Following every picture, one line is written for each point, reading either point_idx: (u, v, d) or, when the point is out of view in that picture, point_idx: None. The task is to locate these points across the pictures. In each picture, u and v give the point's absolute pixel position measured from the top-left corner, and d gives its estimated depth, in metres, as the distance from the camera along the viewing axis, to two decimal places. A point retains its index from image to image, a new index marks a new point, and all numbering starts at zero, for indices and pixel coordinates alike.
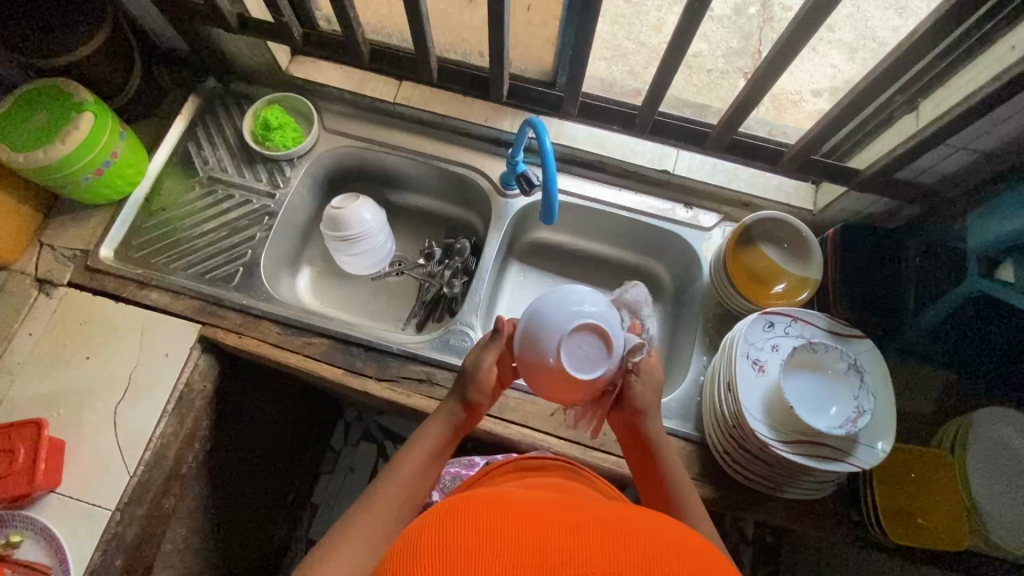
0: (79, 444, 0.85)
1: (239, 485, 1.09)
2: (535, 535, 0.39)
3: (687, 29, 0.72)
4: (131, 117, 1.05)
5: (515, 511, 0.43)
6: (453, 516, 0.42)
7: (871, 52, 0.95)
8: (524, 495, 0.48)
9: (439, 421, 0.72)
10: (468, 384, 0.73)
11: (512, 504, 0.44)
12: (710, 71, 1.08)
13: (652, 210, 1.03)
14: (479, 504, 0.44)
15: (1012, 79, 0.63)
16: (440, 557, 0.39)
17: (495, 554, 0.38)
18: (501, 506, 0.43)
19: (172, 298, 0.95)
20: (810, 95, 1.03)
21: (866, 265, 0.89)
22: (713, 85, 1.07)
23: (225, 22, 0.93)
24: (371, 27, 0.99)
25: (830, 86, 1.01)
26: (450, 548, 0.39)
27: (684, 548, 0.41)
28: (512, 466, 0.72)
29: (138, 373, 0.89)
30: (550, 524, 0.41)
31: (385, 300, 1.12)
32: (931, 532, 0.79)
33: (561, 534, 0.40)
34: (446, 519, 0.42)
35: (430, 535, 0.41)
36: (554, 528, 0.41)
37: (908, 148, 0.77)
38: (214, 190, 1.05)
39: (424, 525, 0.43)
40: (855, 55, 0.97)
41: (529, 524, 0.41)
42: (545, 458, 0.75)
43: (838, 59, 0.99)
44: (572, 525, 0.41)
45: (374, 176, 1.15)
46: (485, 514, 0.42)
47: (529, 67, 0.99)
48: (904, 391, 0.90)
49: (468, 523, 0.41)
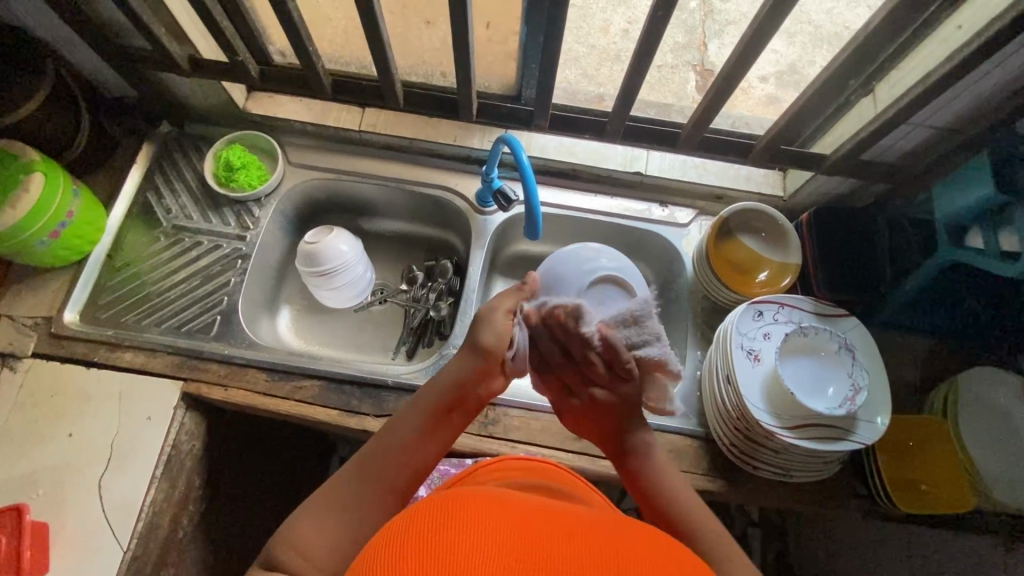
0: (63, 524, 0.80)
1: (242, 541, 1.04)
2: (539, 536, 0.38)
3: (651, 36, 0.73)
4: (84, 171, 1.00)
5: (521, 514, 0.41)
6: (451, 511, 0.40)
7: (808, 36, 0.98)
8: (516, 495, 0.46)
9: (444, 377, 0.67)
10: (482, 329, 0.66)
11: (509, 505, 0.42)
12: (661, 67, 1.08)
13: (629, 212, 1.04)
14: (468, 495, 0.43)
15: (965, 59, 0.66)
16: (429, 536, 0.38)
17: (489, 548, 0.36)
18: (490, 498, 0.43)
19: (148, 357, 0.91)
20: (757, 81, 1.03)
21: (842, 243, 0.91)
22: (665, 80, 1.07)
23: (176, 66, 0.89)
24: (329, 57, 0.97)
25: (775, 71, 1.02)
26: (442, 537, 0.37)
27: (672, 554, 0.41)
28: (501, 464, 0.71)
29: (121, 440, 0.84)
30: (541, 516, 0.41)
31: (371, 331, 1.09)
32: (941, 498, 0.81)
33: (551, 525, 0.40)
34: (435, 505, 0.41)
35: (416, 515, 0.40)
36: (560, 531, 0.40)
37: (871, 132, 0.80)
38: (181, 239, 1.01)
39: (409, 515, 0.41)
40: (794, 39, 1.00)
41: (532, 524, 0.40)
42: (539, 463, 0.74)
43: (778, 44, 1.01)
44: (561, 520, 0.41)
45: (346, 205, 1.13)
46: (475, 503, 0.41)
47: (492, 83, 0.98)
48: (892, 362, 0.93)
49: (458, 517, 0.39)
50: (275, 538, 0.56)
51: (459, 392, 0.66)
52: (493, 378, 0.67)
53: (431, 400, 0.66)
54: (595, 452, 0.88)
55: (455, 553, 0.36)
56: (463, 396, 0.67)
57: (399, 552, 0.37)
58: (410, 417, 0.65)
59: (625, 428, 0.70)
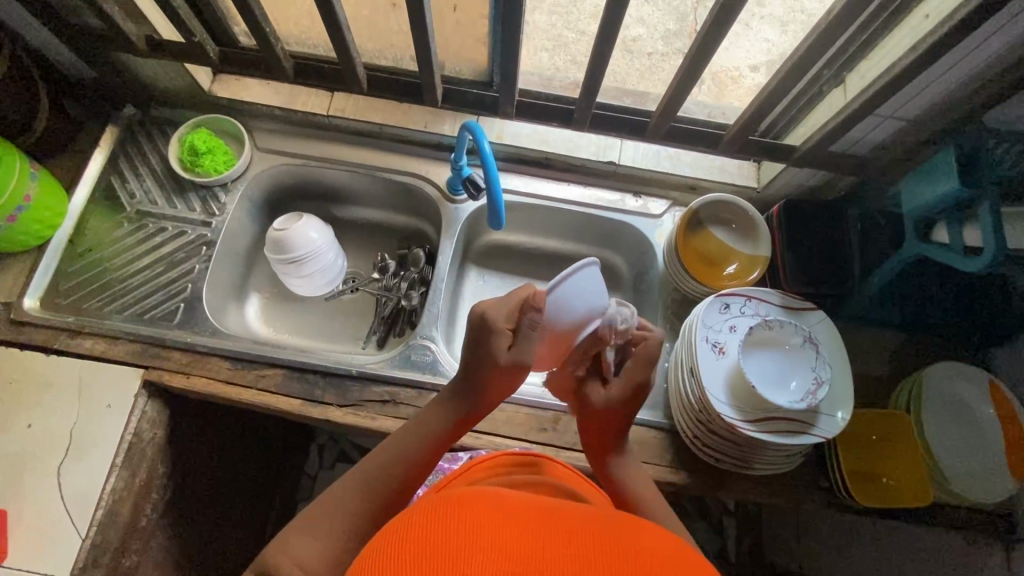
0: (21, 512, 0.79)
1: (210, 529, 1.03)
2: (544, 534, 0.37)
3: (612, 20, 0.71)
4: (44, 155, 0.98)
5: (524, 512, 0.40)
6: (450, 507, 0.40)
7: (802, 26, 0.82)
8: (521, 494, 0.45)
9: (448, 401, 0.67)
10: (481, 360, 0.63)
11: (511, 503, 0.42)
12: (649, 55, 0.94)
13: (602, 202, 1.03)
14: (461, 496, 0.42)
15: (929, 48, 0.65)
16: (418, 544, 0.36)
17: (491, 541, 0.36)
18: (482, 497, 0.42)
19: (109, 344, 0.89)
20: (749, 70, 0.92)
21: (811, 236, 0.91)
22: (654, 69, 0.96)
23: (133, 46, 0.87)
24: (293, 39, 0.95)
25: (766, 61, 0.89)
26: (442, 529, 0.37)
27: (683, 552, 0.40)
28: (496, 461, 0.70)
29: (81, 427, 0.84)
30: (537, 516, 0.40)
31: (342, 319, 1.08)
32: (899, 491, 0.82)
33: (548, 522, 0.39)
34: (426, 510, 0.40)
35: (411, 522, 0.39)
36: (564, 527, 0.39)
37: (839, 123, 0.79)
38: (145, 225, 1.00)
39: (413, 511, 0.41)
40: (787, 28, 0.84)
41: (535, 522, 0.39)
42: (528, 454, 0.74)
43: (771, 34, 0.86)
44: (558, 518, 0.40)
45: (317, 192, 1.11)
46: (466, 504, 0.40)
47: (463, 68, 0.96)
48: (859, 355, 0.93)
49: (456, 513, 0.39)
50: (267, 550, 0.55)
51: (462, 417, 0.66)
52: (494, 398, 0.67)
53: (433, 426, 0.66)
54: (558, 442, 0.87)
55: (456, 546, 0.36)
56: (467, 419, 0.67)
57: (404, 544, 0.37)
58: (416, 433, 0.65)
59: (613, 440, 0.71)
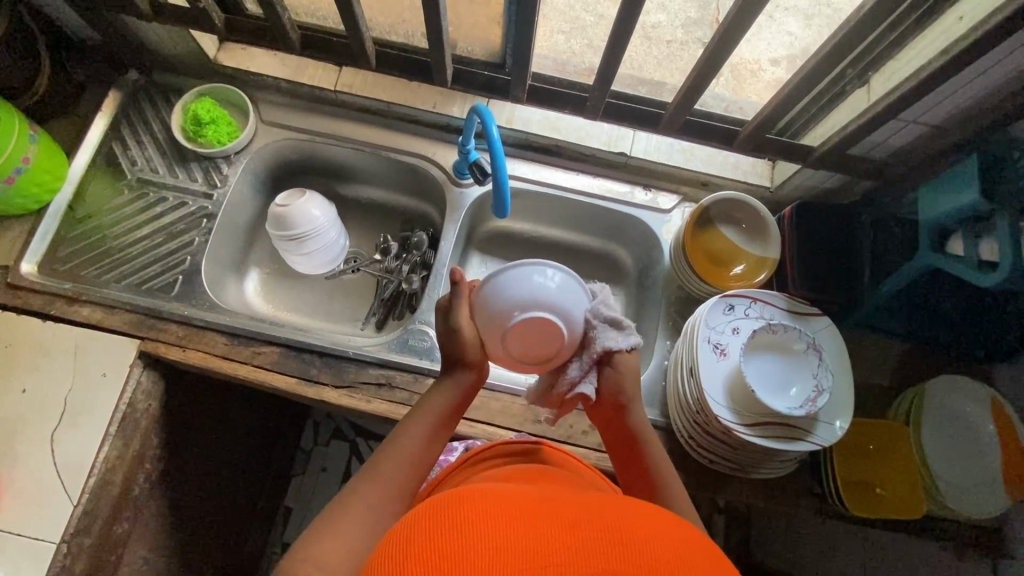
0: (14, 477, 0.80)
1: (201, 502, 1.03)
2: (550, 533, 0.36)
3: (631, 5, 0.69)
4: (45, 117, 0.96)
5: (528, 509, 0.39)
6: (450, 510, 0.39)
7: (826, 19, 0.79)
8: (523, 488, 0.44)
9: (429, 403, 0.67)
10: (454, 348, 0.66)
11: (513, 499, 0.41)
12: (668, 42, 0.90)
13: (611, 193, 1.01)
14: (461, 496, 0.41)
15: (957, 54, 0.62)
16: (422, 552, 0.35)
17: (492, 545, 0.35)
18: (482, 496, 0.41)
19: (105, 314, 0.88)
20: (768, 63, 0.89)
21: (822, 240, 0.89)
22: (673, 57, 0.92)
23: (138, 9, 0.85)
24: (302, 8, 0.92)
25: (787, 55, 0.86)
26: (444, 537, 0.36)
27: (695, 546, 0.39)
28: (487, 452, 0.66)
29: (75, 396, 0.83)
30: (541, 511, 0.39)
31: (341, 299, 1.07)
32: (890, 502, 0.81)
33: (560, 522, 0.37)
34: (439, 508, 0.39)
35: (413, 529, 0.38)
36: (570, 523, 0.38)
37: (859, 125, 0.77)
38: (145, 193, 0.98)
39: (414, 516, 0.40)
40: (810, 23, 0.80)
41: (539, 519, 0.38)
42: (529, 442, 0.69)
43: (793, 26, 0.82)
44: (570, 515, 0.39)
45: (321, 168, 1.09)
46: (475, 505, 0.39)
47: (475, 48, 0.93)
48: (863, 363, 0.92)
49: (456, 517, 0.38)
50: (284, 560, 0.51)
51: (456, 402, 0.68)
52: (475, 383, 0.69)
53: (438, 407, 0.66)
54: (553, 435, 0.87)
55: (459, 553, 0.35)
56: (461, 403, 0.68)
57: (407, 551, 0.36)
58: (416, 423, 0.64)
59: (629, 402, 0.67)
